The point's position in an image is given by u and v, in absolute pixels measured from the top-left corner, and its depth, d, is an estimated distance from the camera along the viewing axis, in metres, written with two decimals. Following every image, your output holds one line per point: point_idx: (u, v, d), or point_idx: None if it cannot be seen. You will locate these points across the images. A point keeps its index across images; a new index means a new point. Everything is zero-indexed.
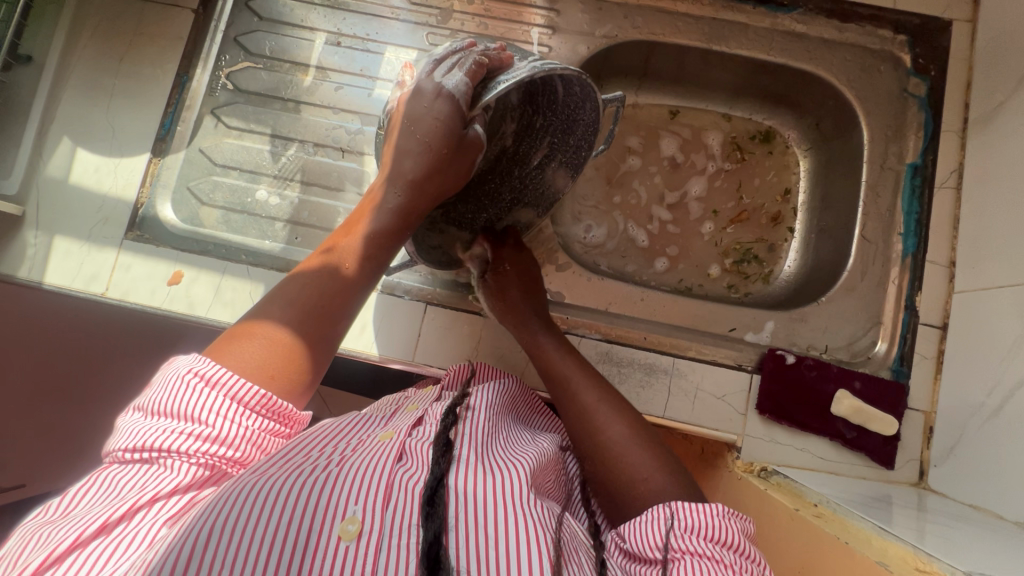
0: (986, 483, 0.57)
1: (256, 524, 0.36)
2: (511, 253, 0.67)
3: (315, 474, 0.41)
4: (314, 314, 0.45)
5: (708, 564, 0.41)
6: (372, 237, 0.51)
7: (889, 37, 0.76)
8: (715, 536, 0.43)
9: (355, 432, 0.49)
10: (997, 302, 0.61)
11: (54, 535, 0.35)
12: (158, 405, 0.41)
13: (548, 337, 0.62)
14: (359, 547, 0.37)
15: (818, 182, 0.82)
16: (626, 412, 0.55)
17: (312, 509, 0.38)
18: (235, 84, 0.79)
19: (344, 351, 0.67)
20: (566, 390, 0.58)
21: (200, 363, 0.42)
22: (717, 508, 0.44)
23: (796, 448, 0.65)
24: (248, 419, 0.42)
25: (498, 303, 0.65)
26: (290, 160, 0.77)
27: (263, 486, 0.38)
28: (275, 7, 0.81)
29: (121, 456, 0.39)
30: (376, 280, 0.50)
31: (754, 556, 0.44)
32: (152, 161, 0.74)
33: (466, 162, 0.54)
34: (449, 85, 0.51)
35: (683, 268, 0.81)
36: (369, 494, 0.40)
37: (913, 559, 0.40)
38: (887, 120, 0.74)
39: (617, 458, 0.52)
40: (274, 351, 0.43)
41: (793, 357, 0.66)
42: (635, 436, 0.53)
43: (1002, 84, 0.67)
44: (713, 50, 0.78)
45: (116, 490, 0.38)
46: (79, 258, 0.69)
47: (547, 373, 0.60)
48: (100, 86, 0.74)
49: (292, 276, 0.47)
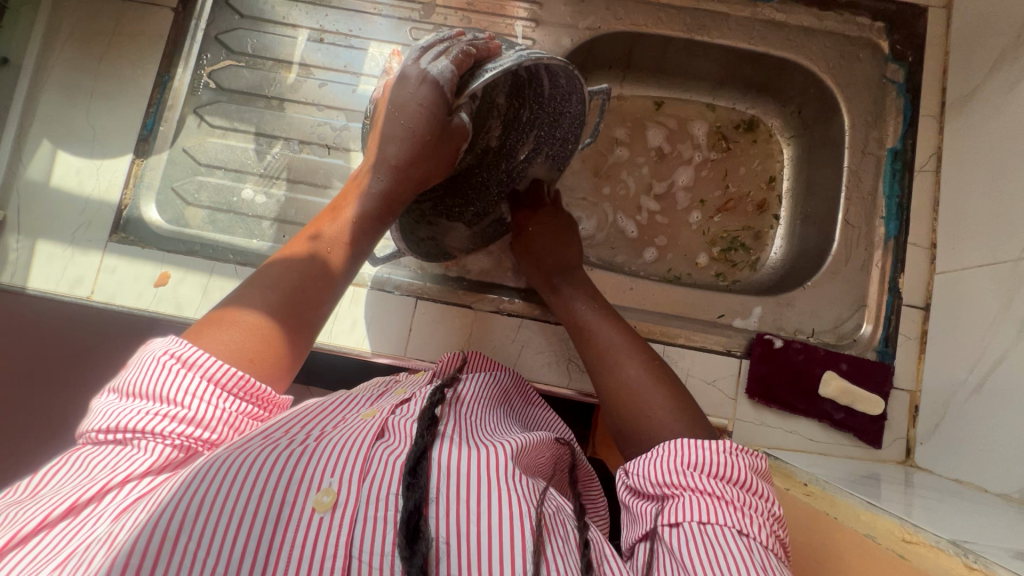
0: (971, 457, 0.58)
1: (227, 497, 0.36)
2: (528, 214, 0.69)
3: (291, 447, 0.41)
4: (292, 296, 0.46)
5: (708, 500, 0.41)
6: (351, 220, 0.51)
7: (867, 24, 0.77)
8: (720, 472, 0.43)
9: (341, 410, 0.50)
10: (976, 281, 0.62)
11: (21, 515, 0.35)
12: (132, 386, 0.41)
13: (569, 289, 0.65)
14: (334, 518, 0.37)
15: (801, 169, 0.83)
16: (646, 356, 0.57)
17: (286, 481, 0.38)
18: (218, 83, 0.78)
19: (335, 348, 0.67)
20: (587, 334, 0.61)
21: (176, 345, 0.42)
22: (724, 445, 0.44)
23: (786, 431, 0.66)
24: (225, 402, 0.41)
25: (527, 262, 0.68)
26: (276, 158, 0.76)
27: (235, 458, 0.38)
28: (256, 4, 0.80)
29: (95, 437, 0.40)
30: (357, 267, 0.51)
31: (763, 490, 0.43)
32: (135, 161, 0.73)
33: (450, 149, 0.54)
34: (435, 71, 0.50)
35: (672, 258, 0.81)
36: (345, 467, 0.40)
37: (898, 530, 0.40)
38: (867, 105, 0.75)
39: (634, 396, 0.54)
40: (255, 333, 0.43)
41: (780, 341, 0.67)
42: (657, 378, 0.55)
43: (976, 68, 0.68)
44: (695, 40, 0.78)
45: (88, 471, 0.38)
46: (62, 262, 0.68)
47: (570, 323, 0.63)
48: (79, 87, 0.73)
49: (269, 262, 0.47)
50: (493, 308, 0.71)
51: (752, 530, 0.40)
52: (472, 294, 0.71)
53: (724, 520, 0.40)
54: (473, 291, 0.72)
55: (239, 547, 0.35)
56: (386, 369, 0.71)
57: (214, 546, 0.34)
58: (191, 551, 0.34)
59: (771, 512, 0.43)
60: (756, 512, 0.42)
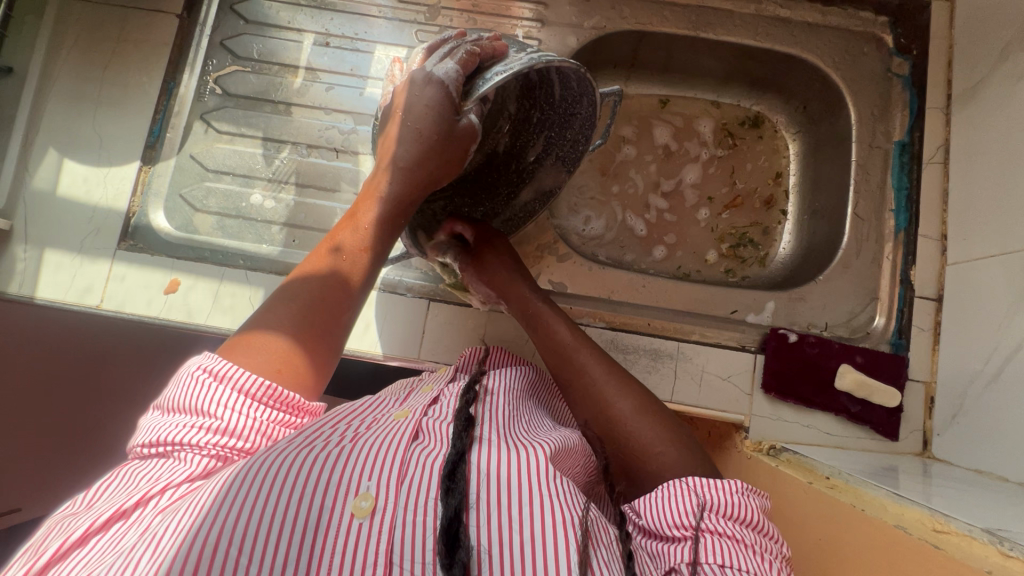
0: (989, 447, 0.58)
1: (265, 503, 0.35)
2: (493, 234, 0.66)
3: (328, 449, 0.40)
4: (314, 309, 0.45)
5: (728, 543, 0.40)
6: (371, 229, 0.50)
7: (870, 19, 0.78)
8: (734, 514, 0.42)
9: (371, 411, 0.49)
10: (989, 271, 0.62)
11: (73, 523, 0.36)
12: (171, 401, 0.42)
13: (550, 313, 0.62)
14: (373, 524, 0.36)
15: (807, 164, 0.83)
16: (634, 387, 0.55)
17: (324, 485, 0.37)
18: (224, 88, 0.78)
19: (349, 352, 0.67)
20: (571, 367, 0.58)
21: (209, 359, 0.42)
22: (735, 485, 0.44)
23: (802, 425, 0.66)
24: (255, 411, 0.41)
25: (493, 287, 0.64)
26: (284, 163, 0.76)
27: (272, 461, 0.38)
28: (260, 9, 0.80)
29: (140, 451, 0.41)
30: (378, 271, 0.50)
31: (771, 531, 0.44)
32: (143, 168, 0.73)
33: (459, 151, 0.52)
34: (440, 72, 0.50)
35: (681, 255, 0.81)
36: (383, 470, 0.39)
37: (930, 521, 0.40)
38: (873, 99, 0.76)
39: (629, 433, 0.52)
40: (278, 348, 0.43)
41: (794, 335, 0.67)
42: (644, 408, 0.54)
43: (981, 60, 0.69)
44: (700, 37, 0.79)
45: (133, 482, 0.39)
46: (71, 272, 0.67)
47: (549, 348, 0.60)
48: (85, 95, 0.73)
49: (292, 277, 0.47)
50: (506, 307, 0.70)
51: (770, 574, 0.40)
52: None
53: (748, 563, 0.39)
54: None
55: (280, 556, 0.34)
56: (400, 372, 0.71)
57: (256, 553, 0.34)
58: (233, 560, 0.33)
59: (781, 553, 0.43)
60: (770, 554, 0.42)
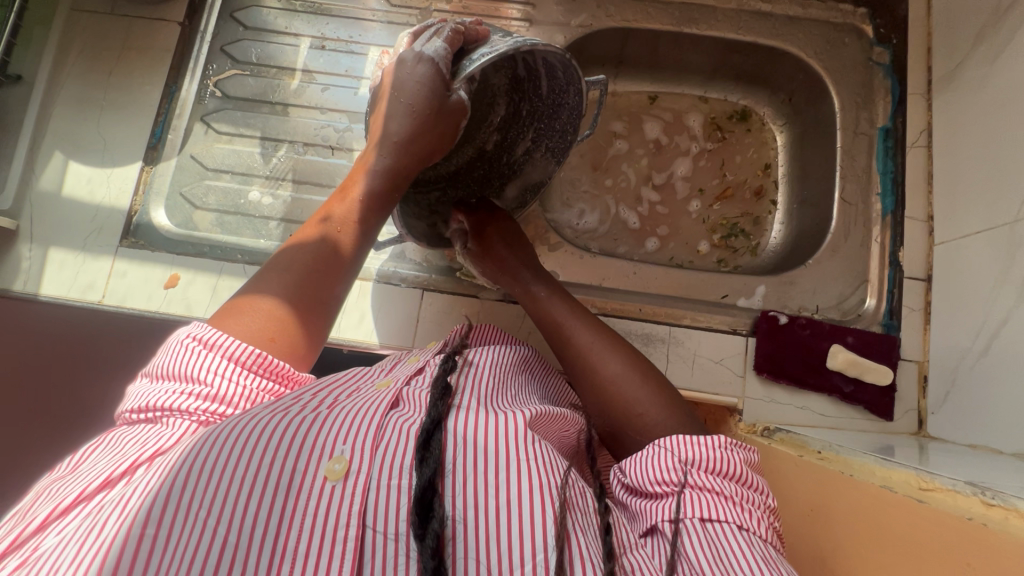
0: (983, 422, 0.58)
1: (237, 465, 0.36)
2: (488, 216, 0.66)
3: (303, 414, 0.40)
4: (308, 277, 0.47)
5: (708, 496, 0.41)
6: (363, 202, 0.52)
7: (850, 11, 0.80)
8: (718, 469, 0.43)
9: (354, 380, 0.49)
10: (975, 247, 0.63)
11: (62, 489, 0.37)
12: (162, 369, 0.43)
13: (539, 286, 0.63)
14: (347, 485, 0.37)
15: (795, 154, 0.84)
16: (625, 351, 0.57)
17: (298, 448, 0.38)
18: (223, 91, 0.81)
19: (343, 342, 0.68)
20: (560, 333, 0.60)
21: (199, 329, 0.44)
22: (721, 441, 0.44)
23: (796, 407, 0.66)
24: (244, 377, 0.43)
25: (489, 263, 0.65)
26: (281, 160, 0.78)
27: (245, 425, 0.38)
28: (260, 16, 0.83)
29: (130, 417, 0.42)
30: (370, 244, 0.52)
31: (755, 483, 0.44)
32: (145, 169, 0.75)
33: (450, 126, 0.54)
34: (429, 51, 0.52)
35: (673, 246, 0.82)
36: (358, 435, 0.39)
37: (916, 479, 0.40)
38: (856, 87, 0.77)
39: (620, 394, 0.53)
40: (272, 315, 0.45)
41: (785, 317, 0.68)
42: (638, 376, 0.54)
43: (959, 45, 0.70)
44: (685, 33, 0.81)
45: (122, 447, 0.39)
46: (74, 268, 0.69)
47: (543, 322, 0.62)
48: (90, 100, 0.76)
49: (284, 248, 0.49)
50: (498, 296, 0.71)
51: (752, 524, 0.40)
52: (476, 284, 0.72)
53: (727, 515, 0.40)
54: (477, 281, 0.72)
55: (249, 518, 0.34)
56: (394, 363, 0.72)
57: (226, 514, 0.34)
58: (202, 520, 0.34)
59: (767, 504, 0.44)
60: (754, 506, 0.42)
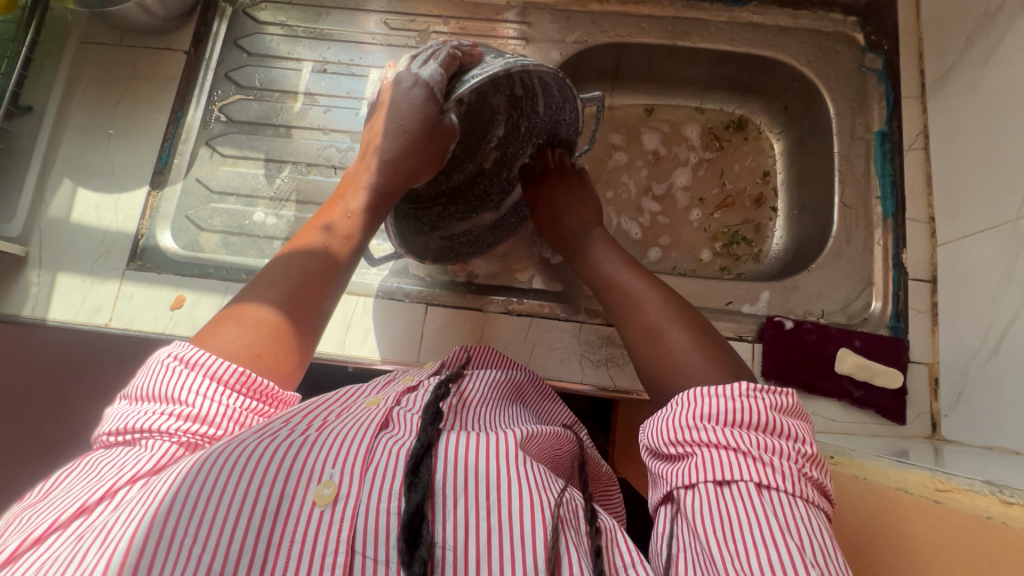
0: (997, 423, 0.57)
1: (224, 489, 0.35)
2: (537, 187, 0.69)
3: (292, 438, 0.40)
4: (296, 290, 0.48)
5: (723, 456, 0.39)
6: (355, 216, 0.54)
7: (840, 20, 0.81)
8: (733, 423, 0.40)
9: (343, 401, 0.48)
10: (980, 246, 0.63)
11: (32, 520, 0.36)
12: (141, 391, 0.43)
13: (587, 242, 0.65)
14: (335, 511, 0.36)
15: (794, 161, 0.85)
16: (677, 302, 0.56)
17: (286, 472, 0.37)
18: (228, 115, 0.82)
19: (349, 359, 0.68)
20: (607, 286, 0.61)
21: (180, 347, 0.45)
22: (740, 391, 0.41)
23: (806, 413, 0.65)
24: (228, 398, 0.43)
25: (544, 223, 0.69)
26: (285, 181, 0.79)
27: (231, 451, 0.37)
28: (263, 43, 0.85)
29: (107, 440, 0.42)
30: (358, 259, 0.53)
31: (789, 431, 0.40)
32: (151, 193, 0.76)
33: (438, 149, 0.56)
34: (425, 75, 0.52)
35: (676, 256, 0.83)
36: (347, 458, 0.39)
37: (931, 481, 0.39)
38: (850, 94, 0.78)
39: (660, 336, 0.53)
40: (262, 329, 0.46)
41: (790, 322, 0.67)
42: (681, 319, 0.54)
43: (950, 49, 0.71)
44: (678, 46, 0.82)
45: (98, 473, 0.39)
46: (82, 293, 0.70)
47: (590, 278, 0.63)
48: (98, 128, 0.77)
49: (273, 261, 0.50)
50: (503, 308, 0.71)
51: (777, 480, 0.38)
52: (480, 297, 0.72)
53: (743, 475, 0.38)
54: (481, 295, 0.72)
55: (236, 542, 0.34)
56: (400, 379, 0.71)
57: (211, 541, 0.34)
58: (187, 548, 0.33)
59: (805, 452, 0.40)
60: (785, 456, 0.39)
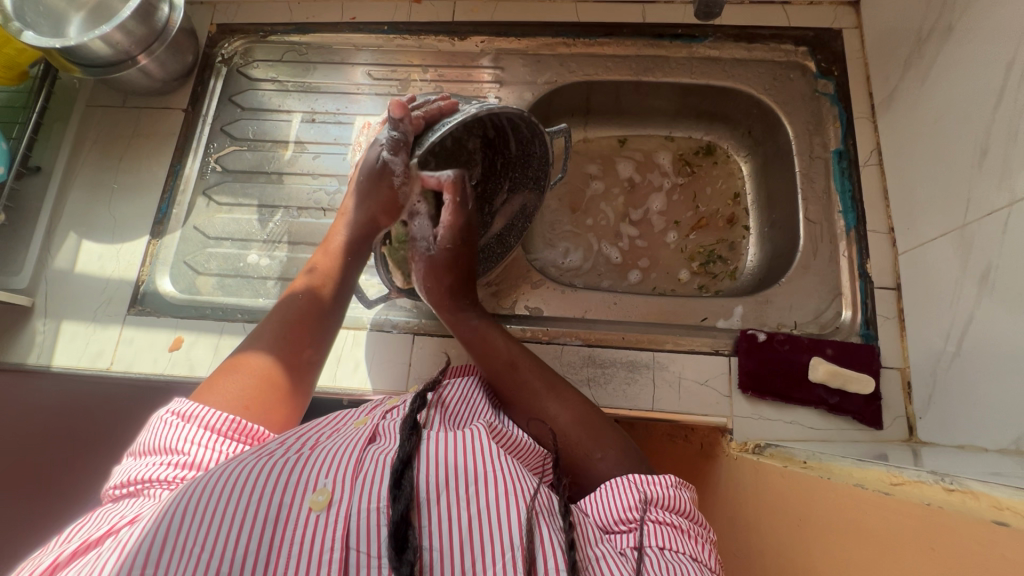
0: (966, 422, 0.58)
1: (227, 503, 0.38)
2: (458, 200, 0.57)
3: (287, 456, 0.42)
4: (287, 341, 0.55)
5: (666, 529, 0.44)
6: (335, 268, 0.60)
7: (792, 50, 0.87)
8: (669, 505, 0.46)
9: (334, 422, 0.51)
10: (935, 252, 0.66)
11: (42, 560, 0.38)
12: (144, 446, 0.46)
13: (489, 325, 0.63)
14: (329, 514, 0.38)
15: (761, 181, 0.89)
16: (573, 398, 0.58)
17: (284, 485, 0.40)
18: (223, 166, 0.87)
19: (340, 391, 0.70)
20: (512, 376, 0.59)
21: (178, 404, 0.48)
22: (669, 480, 0.48)
23: (785, 422, 0.67)
24: (222, 445, 0.46)
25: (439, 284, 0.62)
26: (277, 225, 0.83)
27: (233, 469, 0.40)
28: (255, 98, 0.91)
29: (113, 494, 0.44)
30: (341, 307, 0.59)
31: (699, 519, 0.48)
32: (152, 242, 0.81)
33: (388, 192, 0.60)
34: (380, 138, 0.60)
35: (655, 277, 0.86)
36: (339, 469, 0.42)
37: (886, 475, 0.41)
38: (806, 116, 0.83)
39: (566, 441, 0.56)
40: (254, 381, 0.51)
41: (764, 334, 0.70)
42: (584, 419, 0.57)
43: (893, 71, 0.77)
44: (642, 81, 0.88)
45: (104, 517, 0.41)
46: (85, 338, 0.74)
47: (490, 359, 0.60)
48: (102, 184, 0.83)
49: (269, 316, 0.57)
50: None
51: (703, 556, 0.44)
52: None
53: (684, 547, 0.43)
54: None
55: (240, 550, 0.36)
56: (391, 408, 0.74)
57: (217, 548, 0.36)
58: (195, 555, 0.35)
59: (709, 537, 0.48)
60: (701, 538, 0.46)
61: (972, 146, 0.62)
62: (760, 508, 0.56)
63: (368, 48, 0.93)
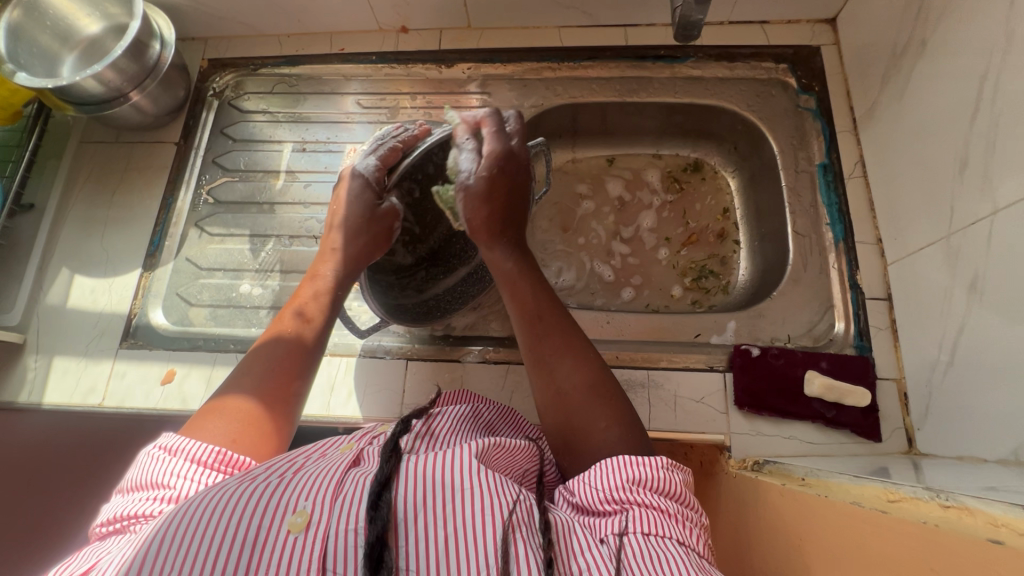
0: (963, 433, 0.58)
1: (205, 529, 0.37)
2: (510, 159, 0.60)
3: (268, 479, 0.42)
4: (273, 374, 0.54)
5: (653, 513, 0.43)
6: (323, 298, 0.61)
7: (773, 67, 0.88)
8: (659, 487, 0.45)
9: (323, 448, 0.51)
10: (923, 263, 0.66)
11: None
12: (132, 481, 0.46)
13: (523, 274, 0.61)
14: (307, 536, 0.38)
15: (748, 196, 0.90)
16: (593, 366, 0.56)
17: (263, 509, 0.39)
18: (215, 197, 0.87)
19: (334, 420, 0.70)
20: (539, 328, 0.58)
21: (167, 438, 0.48)
22: (660, 461, 0.46)
23: (783, 437, 0.67)
24: (208, 476, 0.45)
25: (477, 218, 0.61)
26: (269, 254, 0.83)
27: (211, 495, 0.39)
28: (247, 129, 0.92)
29: (100, 531, 0.44)
30: (328, 338, 0.59)
31: (690, 502, 0.47)
32: (144, 274, 0.81)
33: (385, 229, 0.65)
34: (363, 166, 0.65)
35: (648, 294, 0.86)
36: (318, 492, 0.41)
37: (884, 492, 0.40)
38: (789, 131, 0.84)
39: (569, 407, 0.54)
40: (240, 416, 0.50)
41: (757, 349, 0.70)
42: (596, 391, 0.54)
43: (871, 86, 0.78)
44: (627, 101, 0.89)
45: (89, 556, 0.41)
46: (76, 374, 0.74)
47: (520, 304, 0.60)
48: (94, 218, 0.83)
49: (253, 351, 0.56)
50: (480, 357, 0.73)
51: (691, 541, 0.43)
52: (459, 348, 0.74)
53: (670, 531, 0.42)
54: (460, 345, 0.74)
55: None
56: None
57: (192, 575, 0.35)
58: None
59: (701, 522, 0.47)
60: (691, 523, 0.45)
61: (952, 158, 0.63)
62: (760, 528, 0.55)
63: (358, 78, 0.94)
